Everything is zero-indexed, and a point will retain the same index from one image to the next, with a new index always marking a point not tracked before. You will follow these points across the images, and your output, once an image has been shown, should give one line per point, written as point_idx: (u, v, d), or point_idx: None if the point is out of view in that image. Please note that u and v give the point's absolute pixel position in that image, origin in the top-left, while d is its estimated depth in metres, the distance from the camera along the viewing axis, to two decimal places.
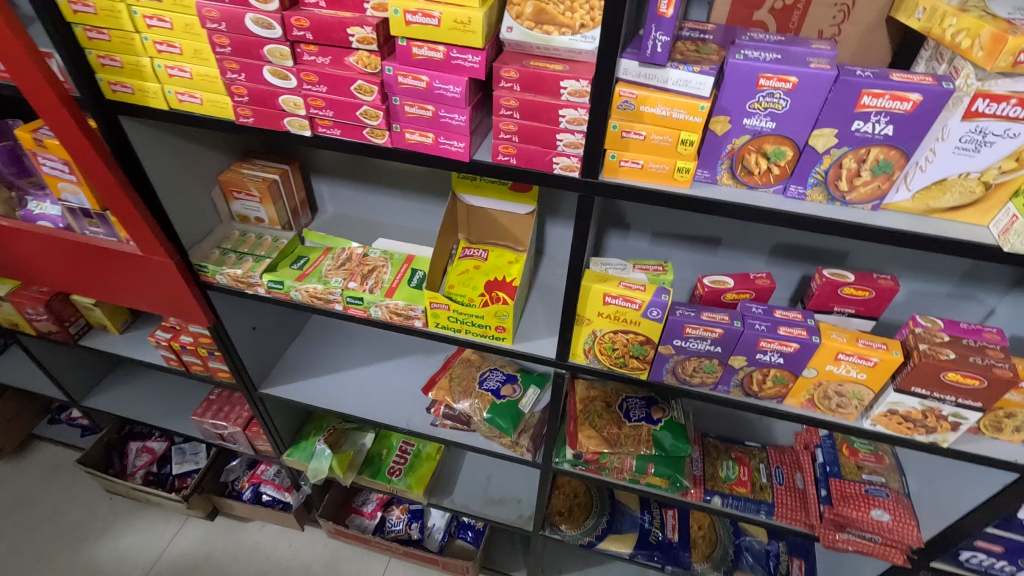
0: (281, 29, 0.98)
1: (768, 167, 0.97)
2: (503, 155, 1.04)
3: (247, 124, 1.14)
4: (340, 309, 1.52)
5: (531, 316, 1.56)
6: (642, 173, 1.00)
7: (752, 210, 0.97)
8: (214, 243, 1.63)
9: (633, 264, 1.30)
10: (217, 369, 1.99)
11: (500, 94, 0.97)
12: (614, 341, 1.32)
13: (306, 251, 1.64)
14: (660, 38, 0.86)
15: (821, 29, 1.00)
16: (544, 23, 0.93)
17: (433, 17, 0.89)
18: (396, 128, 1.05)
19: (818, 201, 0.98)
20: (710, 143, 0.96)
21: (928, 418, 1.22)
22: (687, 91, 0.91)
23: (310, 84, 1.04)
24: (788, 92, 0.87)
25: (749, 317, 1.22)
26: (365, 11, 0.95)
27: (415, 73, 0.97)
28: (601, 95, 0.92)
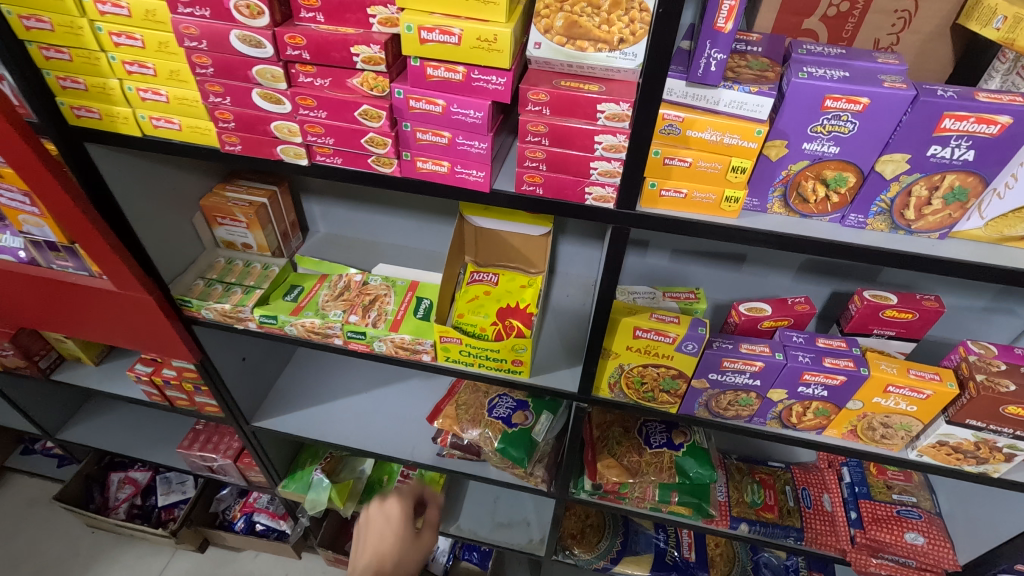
0: (272, 48, 0.85)
1: (826, 195, 0.87)
2: (528, 184, 0.93)
3: (234, 152, 1.01)
4: (341, 344, 1.40)
5: (548, 342, 1.45)
6: (685, 203, 0.90)
7: (809, 242, 0.88)
8: (198, 273, 1.49)
9: (663, 292, 1.20)
10: (204, 403, 1.85)
11: (526, 118, 0.86)
12: (643, 374, 1.22)
13: (300, 279, 1.51)
14: (716, 56, 0.76)
15: (877, 38, 0.90)
16: (578, 38, 0.81)
17: (452, 34, 0.77)
18: (406, 155, 0.94)
19: (880, 229, 0.89)
20: (763, 169, 0.86)
21: (980, 450, 1.14)
22: (740, 113, 0.81)
23: (308, 109, 0.92)
24: (857, 115, 0.78)
25: (790, 348, 1.13)
26: (372, 29, 0.83)
27: (430, 97, 0.85)
28: (643, 119, 0.81)
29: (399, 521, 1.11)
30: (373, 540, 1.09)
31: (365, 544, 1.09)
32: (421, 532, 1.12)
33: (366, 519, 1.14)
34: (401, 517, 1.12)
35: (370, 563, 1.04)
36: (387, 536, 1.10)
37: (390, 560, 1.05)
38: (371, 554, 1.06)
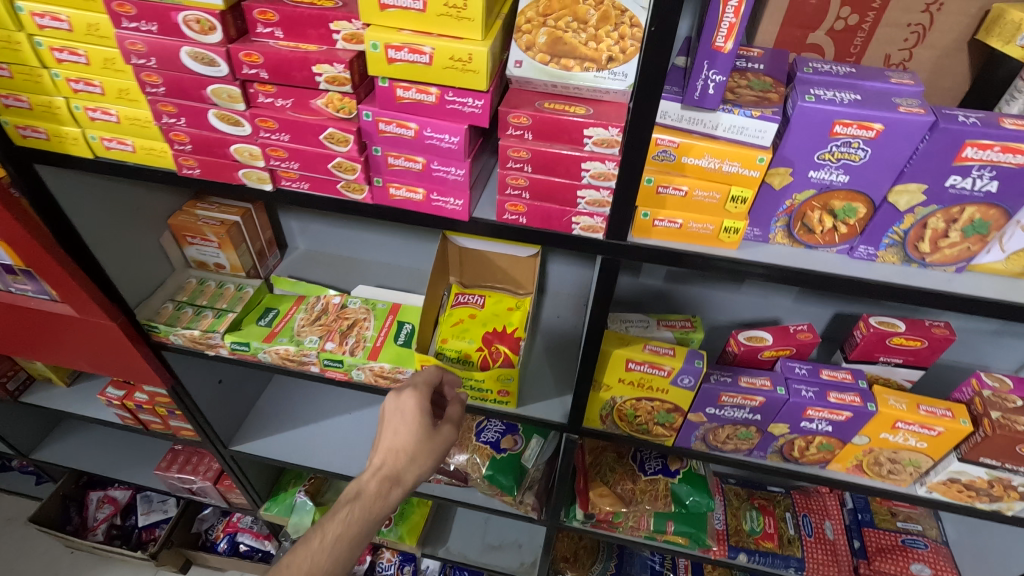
0: (227, 67, 0.77)
1: (833, 226, 0.80)
2: (510, 213, 0.86)
3: (193, 176, 0.94)
4: (317, 371, 1.32)
5: (537, 368, 1.37)
6: (680, 233, 0.83)
7: (815, 277, 0.81)
8: (167, 295, 1.41)
9: (658, 320, 1.13)
10: (180, 427, 1.77)
11: (506, 144, 0.78)
12: (637, 408, 1.15)
13: (275, 301, 1.43)
14: (715, 78, 0.69)
15: (888, 54, 0.83)
16: (562, 56, 0.74)
17: (422, 53, 0.70)
18: (377, 181, 0.86)
19: (892, 262, 0.82)
20: (765, 199, 0.79)
21: (994, 488, 1.08)
22: (741, 138, 0.74)
23: (269, 132, 0.84)
24: (869, 141, 0.70)
25: (793, 382, 1.06)
26: (336, 46, 0.75)
27: (401, 120, 0.78)
28: (635, 145, 0.73)
29: (414, 417, 1.00)
30: (386, 436, 1.00)
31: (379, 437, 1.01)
32: (439, 428, 1.02)
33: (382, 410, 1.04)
34: (418, 413, 1.01)
35: (383, 461, 0.98)
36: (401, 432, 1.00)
37: (402, 458, 0.97)
38: (385, 450, 0.99)
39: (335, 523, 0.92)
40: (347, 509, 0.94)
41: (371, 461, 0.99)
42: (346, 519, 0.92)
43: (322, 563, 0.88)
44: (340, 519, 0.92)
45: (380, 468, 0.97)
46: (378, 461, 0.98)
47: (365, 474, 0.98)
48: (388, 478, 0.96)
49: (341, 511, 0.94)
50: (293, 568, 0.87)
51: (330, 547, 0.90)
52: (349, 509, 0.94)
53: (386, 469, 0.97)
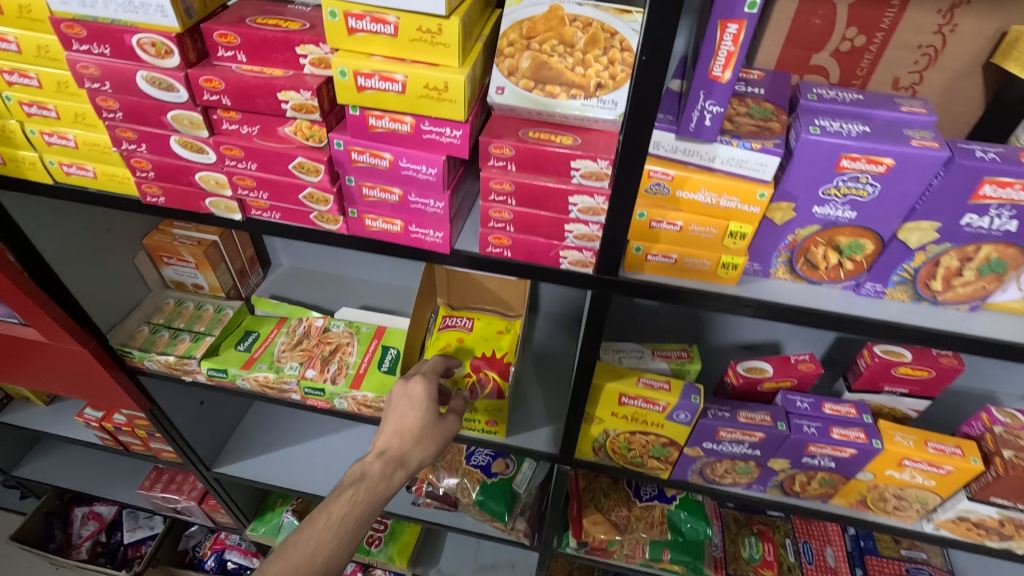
0: (187, 92, 0.72)
1: (838, 262, 0.75)
2: (494, 246, 0.80)
3: (158, 204, 0.88)
4: (299, 399, 1.27)
5: (528, 395, 1.31)
6: (674, 268, 0.78)
7: (819, 317, 0.75)
8: (142, 317, 1.35)
9: (652, 350, 1.08)
10: (161, 449, 1.71)
11: (488, 175, 0.73)
12: (630, 441, 1.10)
13: (255, 323, 1.37)
14: (712, 109, 0.63)
15: (897, 77, 0.78)
16: (547, 83, 0.69)
17: (394, 81, 0.64)
18: (352, 212, 0.81)
19: (901, 300, 0.77)
20: (766, 233, 0.74)
21: (1005, 527, 1.03)
22: (740, 172, 0.68)
23: (234, 160, 0.78)
24: (878, 177, 0.65)
25: (794, 417, 1.01)
26: (303, 71, 0.70)
27: (375, 149, 0.72)
28: (625, 179, 0.68)
29: (422, 401, 1.00)
30: (391, 420, 0.98)
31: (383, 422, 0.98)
32: (444, 415, 1.02)
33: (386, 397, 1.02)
34: (423, 399, 1.01)
35: (388, 442, 0.95)
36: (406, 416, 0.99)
37: (409, 441, 0.96)
38: (390, 433, 0.96)
39: (340, 503, 0.85)
40: (352, 488, 0.88)
41: (376, 444, 0.95)
42: (353, 498, 0.86)
43: (328, 544, 0.80)
44: (346, 499, 0.86)
45: (385, 449, 0.94)
46: (383, 443, 0.95)
47: (370, 456, 0.94)
48: (395, 459, 0.93)
49: (346, 491, 0.87)
50: (297, 550, 0.79)
51: (336, 528, 0.82)
52: (355, 490, 0.88)
53: (393, 449, 0.94)
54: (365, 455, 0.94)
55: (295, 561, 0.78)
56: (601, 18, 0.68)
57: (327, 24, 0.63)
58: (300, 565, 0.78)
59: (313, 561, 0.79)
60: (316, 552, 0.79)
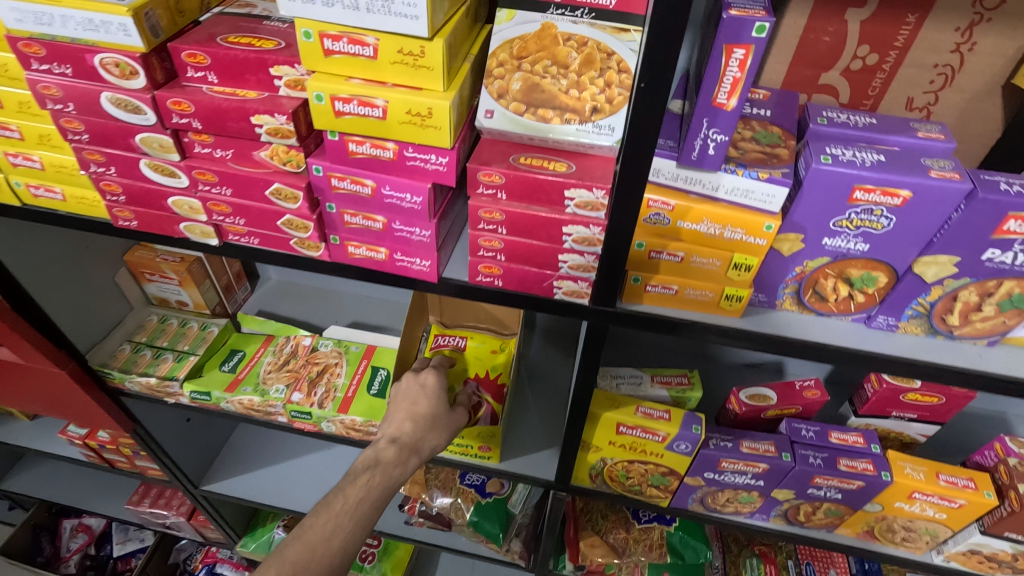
0: (154, 115, 0.67)
1: (849, 294, 0.70)
2: (484, 275, 0.76)
3: (130, 228, 0.83)
4: (285, 422, 1.23)
5: (523, 418, 1.26)
6: (675, 300, 0.73)
7: (828, 352, 0.71)
8: (124, 336, 1.30)
9: (651, 376, 1.03)
10: (146, 467, 1.66)
11: (476, 204, 0.68)
12: (629, 470, 1.05)
13: (241, 341, 1.33)
14: (716, 137, 0.58)
15: (911, 96, 0.73)
16: (539, 106, 0.65)
17: (374, 106, 0.60)
18: (334, 239, 0.76)
19: (915, 333, 0.72)
20: (771, 265, 0.69)
21: (1018, 561, 0.98)
22: (745, 202, 0.64)
23: (208, 185, 0.74)
24: (894, 209, 0.61)
25: (799, 447, 0.97)
26: (278, 92, 0.65)
27: (356, 176, 0.67)
28: (623, 209, 0.63)
29: (434, 391, 1.01)
30: (403, 407, 0.98)
31: (395, 409, 0.98)
32: (455, 407, 1.03)
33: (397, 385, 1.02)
34: (435, 389, 1.01)
35: (401, 429, 0.95)
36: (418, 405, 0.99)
37: (423, 427, 0.95)
38: (403, 419, 0.96)
39: (357, 487, 0.85)
40: (368, 473, 0.87)
41: (389, 429, 0.95)
42: (370, 483, 0.86)
43: (345, 527, 0.80)
44: (361, 483, 0.86)
45: (399, 435, 0.94)
46: (396, 429, 0.95)
47: (382, 442, 0.93)
48: (410, 445, 0.93)
49: (362, 475, 0.87)
50: (314, 531, 0.78)
51: (353, 511, 0.83)
52: (370, 474, 0.87)
53: (406, 435, 0.94)
54: (378, 440, 0.94)
55: (313, 542, 0.77)
56: (596, 38, 0.63)
57: (302, 45, 0.59)
58: (317, 547, 0.77)
59: (330, 542, 0.78)
60: (333, 534, 0.79)
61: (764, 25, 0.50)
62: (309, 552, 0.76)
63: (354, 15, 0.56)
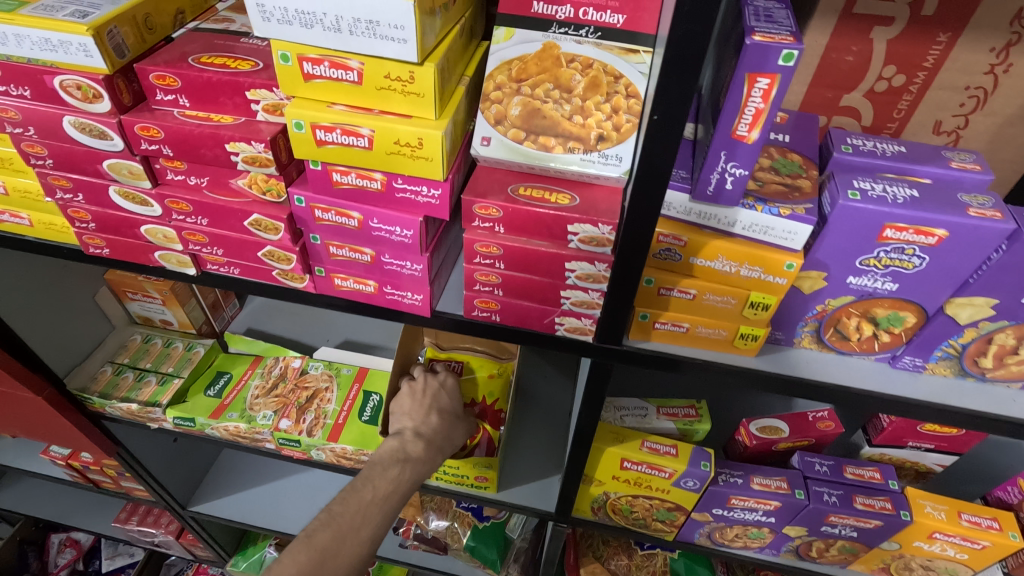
0: (122, 141, 0.62)
1: (873, 333, 0.65)
2: (480, 310, 0.70)
3: (102, 255, 0.78)
4: (273, 448, 1.17)
5: (521, 444, 1.20)
6: (685, 337, 0.68)
7: (850, 396, 0.66)
8: (105, 358, 1.24)
9: (657, 406, 0.98)
10: (133, 487, 1.57)
11: (471, 238, 0.63)
12: (633, 504, 1.00)
13: (228, 363, 1.26)
14: (734, 172, 0.54)
15: (939, 120, 0.68)
16: (540, 133, 0.60)
17: (360, 135, 0.55)
18: (319, 271, 0.71)
19: (943, 375, 0.68)
20: (790, 303, 0.64)
21: None
22: (763, 239, 0.59)
23: (182, 214, 0.68)
24: (927, 249, 0.56)
25: (813, 483, 0.92)
26: (256, 117, 0.60)
27: (341, 208, 0.62)
28: (634, 246, 0.57)
29: (456, 393, 1.04)
30: (427, 404, 0.98)
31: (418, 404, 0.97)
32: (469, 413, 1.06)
33: (418, 382, 1.02)
34: (453, 391, 1.04)
35: (426, 425, 0.94)
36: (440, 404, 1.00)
37: (448, 425, 0.97)
38: (427, 416, 0.96)
39: (387, 479, 0.83)
40: (398, 466, 0.86)
41: (414, 424, 0.94)
42: (400, 477, 0.85)
43: (374, 518, 0.79)
44: (391, 476, 0.84)
45: (425, 432, 0.93)
46: (421, 425, 0.94)
47: (408, 436, 0.92)
48: (436, 443, 0.93)
49: (392, 468, 0.85)
50: (344, 520, 0.76)
51: (381, 502, 0.81)
52: (400, 468, 0.86)
53: (433, 433, 0.94)
54: (402, 433, 0.92)
55: (342, 530, 0.75)
56: (603, 60, 0.59)
57: (279, 69, 0.54)
58: (345, 536, 0.74)
59: (359, 532, 0.76)
60: (361, 523, 0.77)
61: (792, 53, 0.45)
62: (338, 540, 0.74)
63: (335, 37, 0.50)
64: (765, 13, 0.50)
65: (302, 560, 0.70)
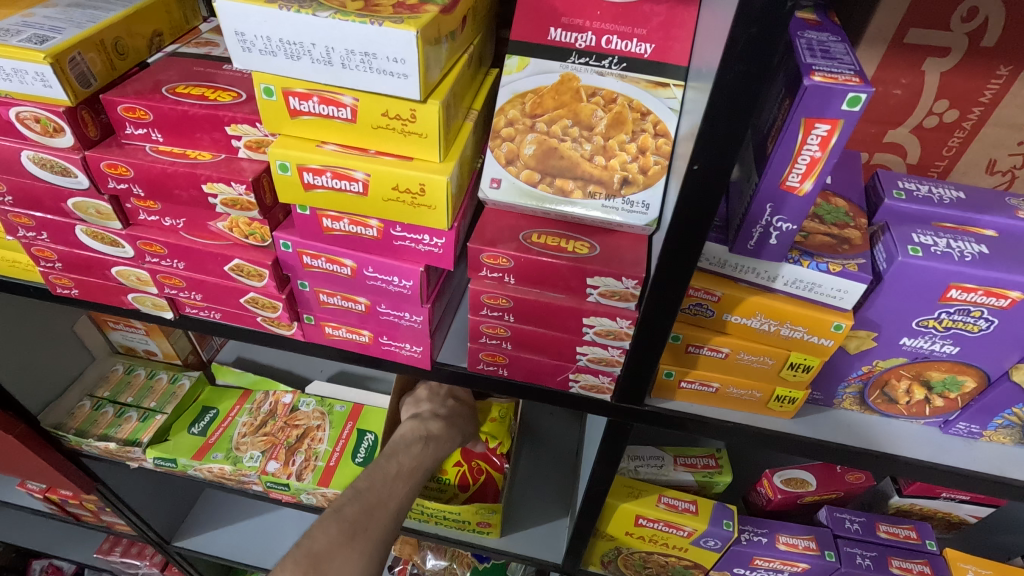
0: (87, 179, 0.55)
1: (925, 397, 0.59)
2: (486, 363, 0.63)
3: (71, 295, 0.71)
4: (261, 490, 1.07)
5: (524, 491, 1.08)
6: (713, 397, 0.62)
7: (896, 464, 0.59)
8: (83, 391, 1.14)
9: (674, 456, 0.92)
10: (115, 522, 1.36)
11: (478, 289, 0.56)
12: (647, 560, 0.92)
13: (214, 398, 1.16)
14: (781, 226, 0.48)
15: (995, 158, 0.61)
16: (556, 175, 0.53)
17: (354, 180, 0.49)
18: (308, 319, 0.64)
19: (1001, 442, 0.61)
20: (834, 363, 0.58)
21: None
22: (806, 296, 0.52)
23: (156, 257, 0.62)
24: (997, 311, 0.50)
25: (844, 543, 0.85)
26: (237, 154, 0.53)
27: (333, 255, 0.55)
28: (669, 284, 0.48)
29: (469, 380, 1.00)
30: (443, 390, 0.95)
31: (434, 390, 0.94)
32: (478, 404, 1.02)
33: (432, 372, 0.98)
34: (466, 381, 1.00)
35: (445, 408, 0.92)
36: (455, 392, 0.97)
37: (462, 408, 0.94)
38: (444, 401, 0.93)
39: (411, 456, 0.81)
40: (420, 444, 0.83)
41: (431, 407, 0.92)
42: (423, 453, 0.83)
43: (400, 491, 0.76)
44: (415, 453, 0.82)
45: (443, 414, 0.91)
46: (439, 408, 0.92)
47: (426, 416, 0.89)
48: (455, 426, 0.91)
49: (415, 445, 0.83)
50: (371, 494, 0.74)
51: (407, 477, 0.78)
52: (422, 445, 0.83)
53: (451, 416, 0.92)
54: (420, 414, 0.89)
55: (371, 502, 0.72)
56: (628, 94, 0.53)
57: (262, 103, 0.47)
58: (374, 508, 0.72)
59: (388, 504, 0.74)
60: (388, 496, 0.74)
61: (859, 96, 0.40)
62: (367, 511, 0.71)
63: (326, 70, 0.44)
64: (821, 47, 0.45)
65: (334, 531, 0.67)
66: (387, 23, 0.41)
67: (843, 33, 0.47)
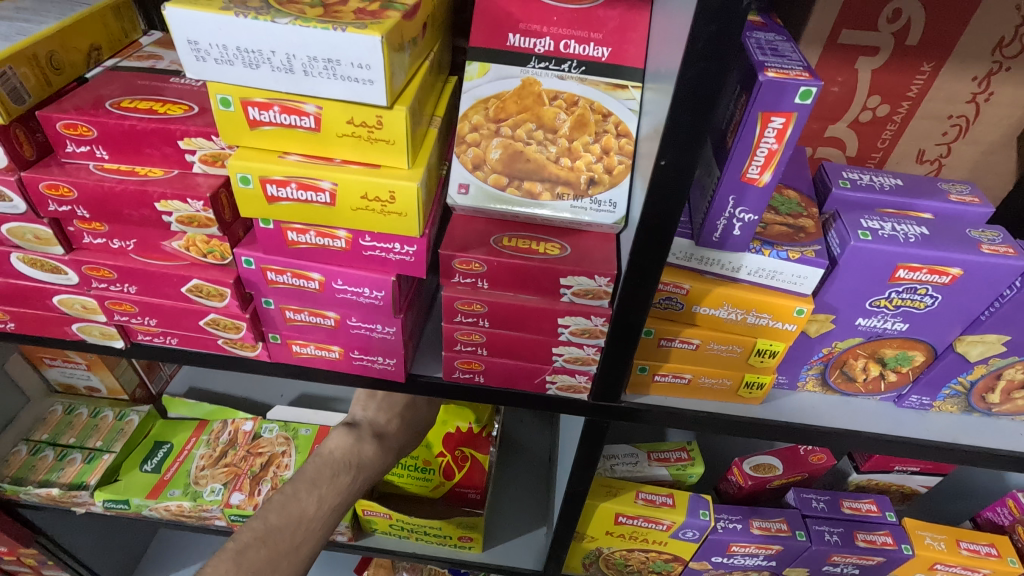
0: (24, 203, 0.52)
1: (879, 374, 0.62)
2: (462, 371, 0.62)
3: (5, 329, 0.66)
4: (224, 525, 1.02)
5: (501, 504, 1.07)
6: (685, 388, 0.63)
7: (861, 439, 0.62)
8: (19, 435, 1.05)
9: (647, 452, 0.93)
10: None
11: (451, 295, 0.55)
12: (627, 557, 0.92)
13: (167, 431, 1.09)
14: (743, 217, 0.50)
15: (923, 149, 0.66)
16: (523, 178, 0.54)
17: (320, 190, 0.47)
18: (273, 338, 0.61)
19: (950, 411, 0.65)
20: (797, 347, 0.60)
21: None
22: (771, 284, 0.54)
23: (104, 282, 0.58)
24: (940, 287, 0.54)
25: (812, 522, 0.88)
26: (191, 169, 0.51)
27: (299, 269, 0.54)
28: (632, 273, 0.49)
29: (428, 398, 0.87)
30: (394, 408, 0.83)
31: (382, 404, 0.83)
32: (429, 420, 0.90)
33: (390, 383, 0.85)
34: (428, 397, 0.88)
35: (389, 433, 0.81)
36: (410, 409, 0.85)
37: (408, 433, 0.84)
38: (390, 418, 0.83)
39: (335, 490, 0.73)
40: (348, 475, 0.75)
41: (373, 423, 0.81)
42: (349, 485, 0.75)
43: (316, 534, 0.70)
44: (340, 485, 0.74)
45: (385, 440, 0.80)
46: (381, 426, 0.82)
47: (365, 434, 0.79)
48: (393, 451, 0.81)
49: (342, 475, 0.75)
50: (282, 537, 0.67)
51: (326, 515, 0.71)
52: (350, 476, 0.75)
53: (394, 439, 0.81)
54: (359, 432, 0.79)
55: (280, 549, 0.66)
56: (588, 96, 0.54)
57: (218, 115, 0.45)
58: (284, 555, 0.67)
59: (300, 550, 0.68)
60: (302, 539, 0.68)
61: (810, 90, 0.42)
62: (274, 560, 0.66)
63: (286, 79, 0.43)
64: (770, 46, 0.47)
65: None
66: (351, 28, 0.40)
67: (787, 33, 0.49)
